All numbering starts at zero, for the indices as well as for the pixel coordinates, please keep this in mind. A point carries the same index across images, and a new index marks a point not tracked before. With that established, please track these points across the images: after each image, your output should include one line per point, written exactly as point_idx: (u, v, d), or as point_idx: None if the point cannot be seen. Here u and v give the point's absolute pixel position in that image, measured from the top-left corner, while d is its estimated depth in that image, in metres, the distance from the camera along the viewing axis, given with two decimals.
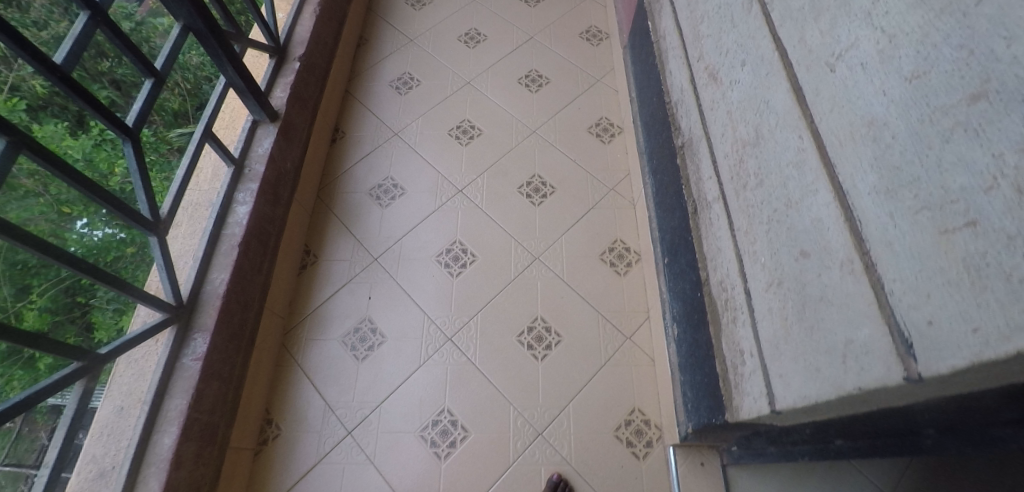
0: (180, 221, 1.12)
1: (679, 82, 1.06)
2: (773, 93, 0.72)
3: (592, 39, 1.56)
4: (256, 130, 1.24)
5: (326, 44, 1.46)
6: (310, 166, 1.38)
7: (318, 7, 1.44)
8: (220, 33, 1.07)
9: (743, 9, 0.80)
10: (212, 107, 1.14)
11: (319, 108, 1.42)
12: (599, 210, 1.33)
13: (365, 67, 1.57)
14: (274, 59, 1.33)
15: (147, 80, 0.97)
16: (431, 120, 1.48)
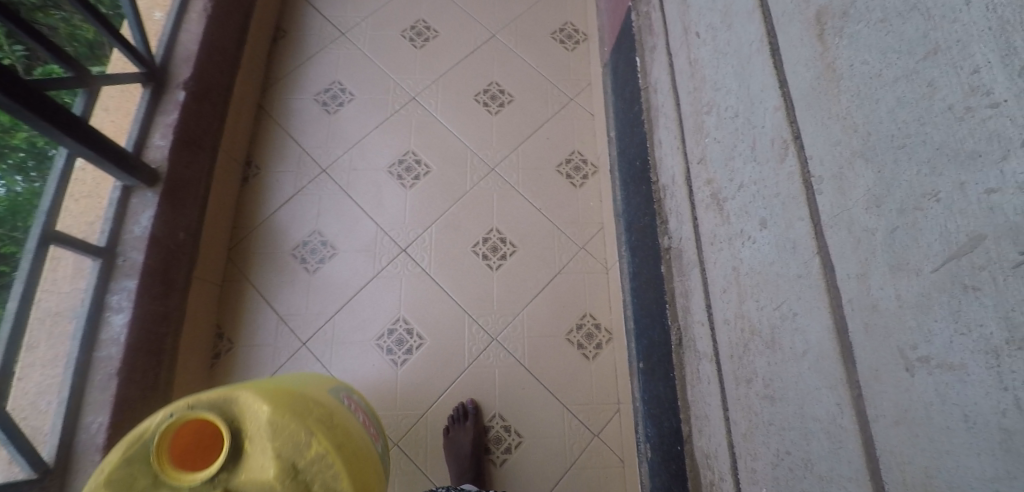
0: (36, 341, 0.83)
1: (671, 165, 0.82)
2: (804, 310, 0.51)
3: (567, 41, 1.31)
4: (129, 200, 0.96)
5: (223, 54, 1.14)
6: (212, 221, 1.11)
7: (209, 4, 1.10)
8: (42, 103, 0.75)
9: (767, 144, 0.56)
10: (52, 192, 0.84)
11: (221, 142, 1.13)
12: (566, 275, 1.13)
13: (281, 77, 1.27)
14: (148, 89, 1.00)
15: None
16: (365, 150, 1.21)
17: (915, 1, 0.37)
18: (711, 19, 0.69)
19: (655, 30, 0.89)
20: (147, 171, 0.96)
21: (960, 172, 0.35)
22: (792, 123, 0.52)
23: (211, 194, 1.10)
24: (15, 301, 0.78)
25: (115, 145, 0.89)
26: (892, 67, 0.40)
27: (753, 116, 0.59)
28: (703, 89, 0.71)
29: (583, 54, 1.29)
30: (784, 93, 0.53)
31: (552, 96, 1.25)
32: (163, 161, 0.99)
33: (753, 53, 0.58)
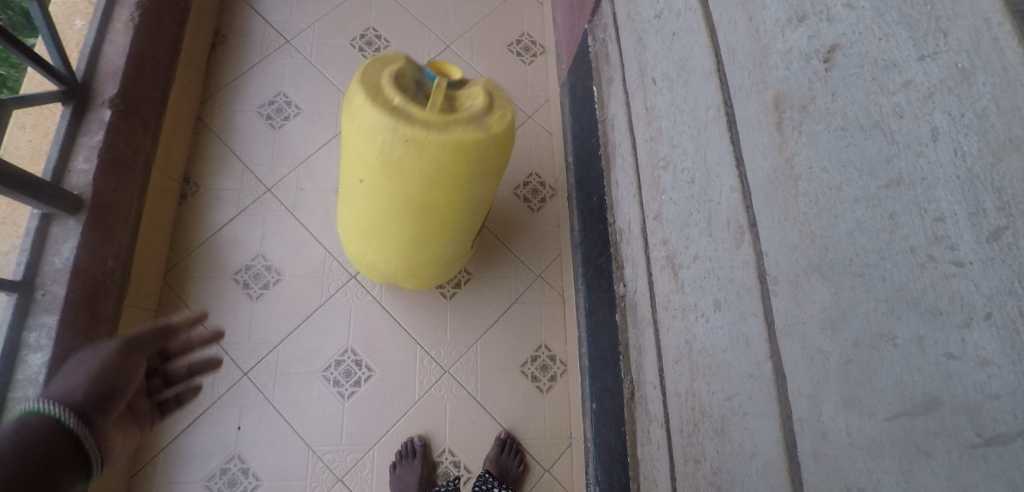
0: None
1: (627, 210, 0.78)
2: (755, 412, 0.48)
3: (524, 53, 1.28)
4: (50, 228, 0.87)
5: (154, 65, 1.04)
6: (145, 244, 1.02)
7: (137, 9, 1.00)
8: None
9: (722, 223, 0.52)
10: None
11: (154, 158, 1.04)
12: (524, 305, 1.09)
13: (221, 87, 1.20)
14: (69, 106, 0.91)
15: None
16: (312, 168, 1.15)
17: (878, 118, 0.33)
18: (667, 69, 0.64)
19: (613, 62, 0.85)
20: (69, 197, 0.87)
21: (921, 324, 0.31)
22: (749, 208, 0.48)
23: (143, 217, 1.02)
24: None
25: (31, 175, 0.80)
26: (852, 184, 0.35)
27: (708, 187, 0.55)
28: (659, 141, 0.66)
29: (541, 68, 1.27)
30: (741, 175, 0.48)
31: None
32: (87, 187, 0.89)
33: (710, 118, 0.54)
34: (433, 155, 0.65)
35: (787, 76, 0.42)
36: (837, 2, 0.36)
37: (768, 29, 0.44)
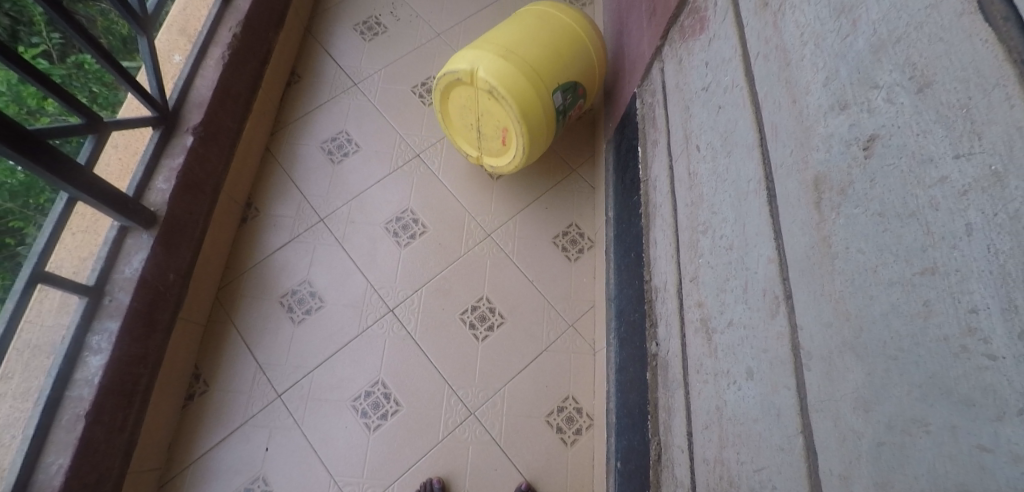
0: (11, 373, 0.81)
1: (663, 268, 0.80)
2: (784, 488, 0.47)
3: None
4: (124, 239, 0.94)
5: (235, 99, 1.14)
6: (205, 262, 1.09)
7: (227, 49, 1.11)
8: (51, 152, 0.76)
9: (758, 292, 0.53)
10: (50, 230, 0.84)
11: (224, 183, 1.13)
12: (554, 353, 1.10)
13: (291, 120, 1.30)
14: (158, 130, 1.00)
15: None
16: (364, 203, 1.22)
17: (915, 208, 0.34)
18: (711, 138, 0.67)
19: (659, 127, 0.88)
20: (145, 213, 0.95)
21: (955, 414, 0.31)
22: (785, 280, 0.49)
23: (206, 236, 1.09)
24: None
25: (119, 190, 0.88)
26: (888, 267, 0.37)
27: (746, 256, 0.56)
28: (700, 206, 0.68)
29: (587, 123, 1.34)
30: (779, 247, 0.50)
31: (553, 164, 1.28)
32: (163, 205, 0.97)
33: (751, 189, 0.56)
34: (559, 28, 1.08)
35: (827, 158, 0.43)
36: (878, 95, 0.38)
37: (810, 114, 0.46)
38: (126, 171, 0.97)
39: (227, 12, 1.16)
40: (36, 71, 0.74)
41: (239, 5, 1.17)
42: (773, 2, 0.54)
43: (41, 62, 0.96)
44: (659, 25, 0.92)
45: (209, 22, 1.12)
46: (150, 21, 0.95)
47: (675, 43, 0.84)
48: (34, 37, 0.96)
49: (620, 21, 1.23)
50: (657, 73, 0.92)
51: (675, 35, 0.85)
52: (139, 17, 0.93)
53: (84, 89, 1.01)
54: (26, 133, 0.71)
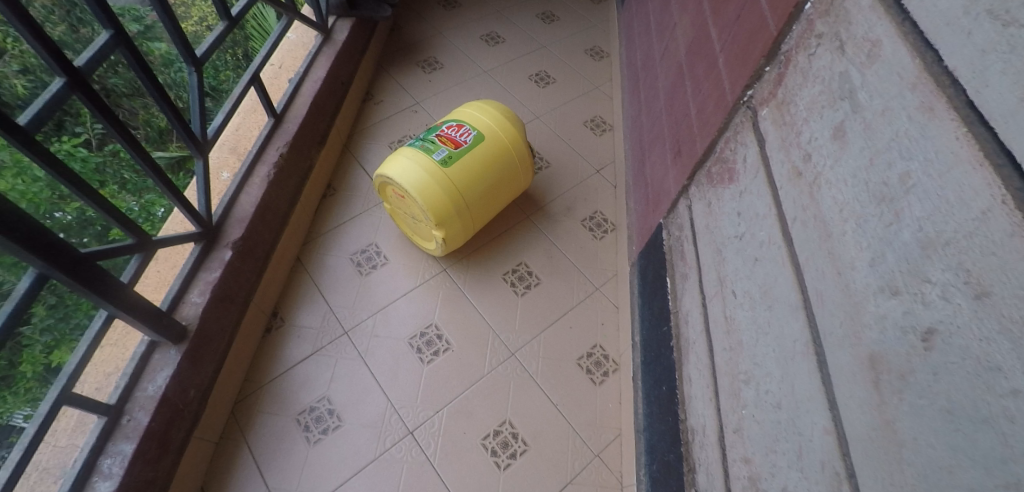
0: None
1: (700, 410, 0.78)
2: None
3: (596, 229, 1.38)
4: (152, 355, 0.94)
5: (275, 213, 1.18)
6: (226, 375, 1.08)
7: (273, 169, 1.17)
8: (99, 276, 0.77)
9: (815, 463, 0.51)
10: (83, 348, 0.83)
11: (255, 295, 1.13)
12: (579, 486, 1.05)
13: (322, 231, 1.32)
14: (199, 244, 1.03)
15: None
16: (390, 318, 1.21)
17: (986, 414, 0.35)
18: (749, 288, 0.68)
19: (688, 262, 0.91)
20: (176, 328, 0.95)
21: None
22: (846, 456, 0.47)
23: (230, 349, 1.07)
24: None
25: (153, 304, 0.89)
26: (964, 469, 0.36)
27: (797, 420, 0.55)
28: (740, 355, 0.68)
29: (611, 243, 1.35)
30: (836, 419, 0.49)
31: (578, 283, 1.29)
32: (195, 319, 0.98)
33: (799, 352, 0.56)
34: None
35: (882, 339, 0.44)
36: (931, 289, 0.40)
37: (858, 290, 0.48)
38: (164, 284, 0.97)
39: (276, 133, 1.23)
40: (100, 198, 0.77)
41: (288, 127, 1.25)
42: (809, 174, 0.58)
43: (78, 151, 0.75)
44: (684, 166, 0.98)
45: (258, 142, 1.18)
46: (208, 144, 1.01)
47: (703, 186, 0.89)
48: (76, 125, 0.75)
49: (640, 152, 1.30)
50: (683, 209, 0.96)
51: (702, 179, 0.90)
52: (199, 141, 0.98)
53: (116, 176, 0.84)
54: (77, 255, 0.72)
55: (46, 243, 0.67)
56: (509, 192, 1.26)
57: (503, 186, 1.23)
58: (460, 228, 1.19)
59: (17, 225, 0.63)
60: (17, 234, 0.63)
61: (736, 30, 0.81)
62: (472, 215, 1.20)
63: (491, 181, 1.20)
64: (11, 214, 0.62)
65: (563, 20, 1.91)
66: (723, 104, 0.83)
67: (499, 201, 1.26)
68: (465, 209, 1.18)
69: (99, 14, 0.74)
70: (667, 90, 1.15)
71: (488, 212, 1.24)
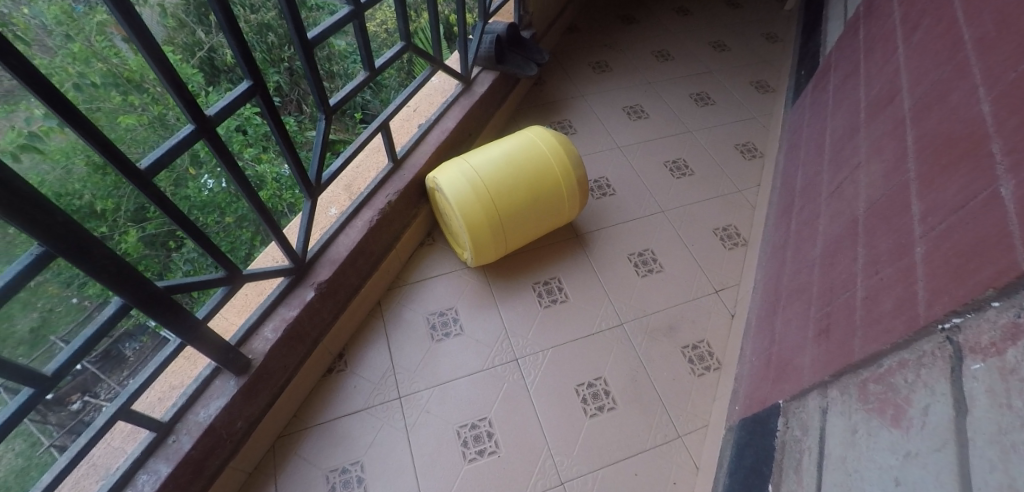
0: None
1: None
2: None
3: (696, 364, 1.17)
4: (213, 380, 0.92)
5: (367, 258, 1.16)
6: (277, 409, 1.04)
7: (376, 214, 1.16)
8: (178, 310, 0.75)
9: None
10: (152, 368, 0.82)
11: (326, 335, 1.10)
12: None
13: (409, 281, 1.27)
14: (288, 279, 1.01)
15: (26, 388, 0.64)
16: (447, 395, 1.11)
17: None
18: None
19: (804, 487, 0.71)
20: (241, 361, 0.93)
21: None
22: None
23: (286, 386, 1.04)
24: (65, 457, 0.75)
25: (226, 342, 0.88)
26: None
27: None
28: None
29: (710, 385, 1.14)
30: None
31: (656, 422, 1.09)
32: (261, 355, 0.96)
33: None
34: None
35: None
36: None
37: None
38: (245, 310, 0.98)
39: (390, 178, 1.22)
40: (199, 235, 0.77)
41: (403, 174, 1.23)
42: None
43: (256, 118, 0.86)
44: (828, 354, 0.77)
45: (372, 185, 1.18)
46: (319, 189, 1.03)
47: (849, 401, 0.68)
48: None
49: (774, 293, 1.09)
50: (814, 409, 0.75)
51: (850, 389, 0.69)
52: (310, 185, 1.01)
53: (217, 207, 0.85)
54: (157, 292, 0.71)
55: (129, 281, 0.66)
56: (517, 147, 1.16)
57: (504, 143, 1.17)
58: (456, 172, 1.12)
59: (107, 265, 0.63)
60: (102, 274, 0.63)
61: (948, 225, 0.61)
62: (466, 162, 1.13)
63: (490, 144, 1.18)
64: (104, 257, 0.62)
65: (719, 105, 1.72)
66: (906, 311, 0.63)
67: (508, 155, 1.14)
68: (457, 159, 1.15)
69: (243, 66, 0.76)
70: (827, 238, 0.94)
71: (494, 166, 1.13)
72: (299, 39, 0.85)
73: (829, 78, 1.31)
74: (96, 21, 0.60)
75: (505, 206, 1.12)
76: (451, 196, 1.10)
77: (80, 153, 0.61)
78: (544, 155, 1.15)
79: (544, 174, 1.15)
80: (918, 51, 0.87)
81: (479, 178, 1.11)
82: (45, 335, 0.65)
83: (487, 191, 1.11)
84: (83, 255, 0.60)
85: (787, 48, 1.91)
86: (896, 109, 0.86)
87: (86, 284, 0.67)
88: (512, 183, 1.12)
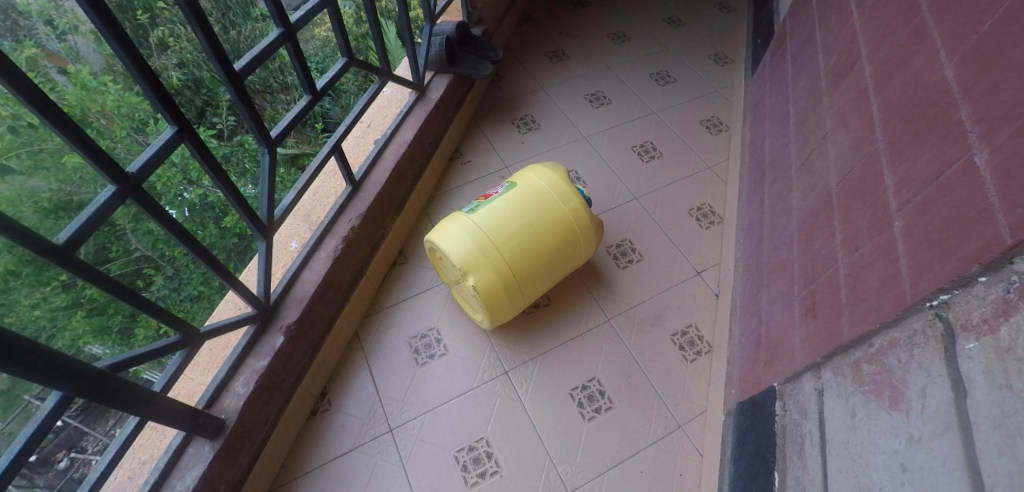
0: None
1: None
2: None
3: (687, 350, 1.16)
4: (185, 448, 0.88)
5: (337, 289, 1.13)
6: (263, 462, 1.00)
7: (341, 244, 1.12)
8: (129, 390, 0.73)
9: None
10: (110, 458, 0.80)
11: (304, 377, 1.07)
12: None
13: (386, 305, 1.24)
14: (253, 328, 0.99)
15: None
16: (439, 420, 1.09)
17: None
18: None
19: (810, 474, 0.69)
20: (214, 423, 0.89)
21: None
22: None
23: (270, 436, 1.00)
24: None
25: (191, 405, 0.85)
26: None
27: None
28: None
29: (703, 370, 1.13)
30: None
31: (654, 415, 1.08)
32: (234, 412, 0.92)
33: None
34: None
35: None
36: None
37: None
38: (213, 367, 0.95)
39: (351, 201, 1.18)
40: (140, 299, 0.73)
41: (364, 196, 1.19)
42: None
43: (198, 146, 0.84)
44: (816, 335, 0.76)
45: (331, 212, 1.14)
46: (273, 227, 0.98)
47: (845, 381, 0.67)
48: (214, 115, 0.95)
49: (756, 271, 1.08)
50: (809, 391, 0.74)
51: (844, 370, 0.68)
52: (263, 225, 0.96)
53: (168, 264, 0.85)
54: (100, 374, 0.68)
55: (63, 373, 0.63)
56: (554, 237, 1.11)
57: (540, 228, 1.10)
58: (495, 279, 1.07)
59: (35, 360, 0.59)
60: (31, 370, 0.59)
61: (925, 197, 0.60)
62: (504, 260, 1.08)
63: (526, 233, 1.09)
64: (28, 352, 0.58)
65: (680, 83, 1.70)
66: (891, 289, 0.62)
67: (545, 250, 1.11)
68: (490, 250, 1.07)
69: (165, 113, 0.70)
70: (801, 213, 0.93)
71: (531, 264, 1.10)
72: (226, 73, 0.79)
73: (787, 46, 1.30)
74: (25, 55, 0.60)
75: (531, 295, 1.15)
76: (487, 299, 1.08)
77: (27, 200, 0.62)
78: (577, 244, 1.14)
79: (570, 260, 1.16)
80: (875, 16, 0.86)
81: (516, 281, 1.10)
82: (20, 394, 0.65)
83: (522, 290, 1.12)
84: (3, 355, 0.56)
85: (741, 17, 1.91)
86: (857, 77, 0.86)
87: (54, 337, 0.69)
88: (542, 279, 1.14)
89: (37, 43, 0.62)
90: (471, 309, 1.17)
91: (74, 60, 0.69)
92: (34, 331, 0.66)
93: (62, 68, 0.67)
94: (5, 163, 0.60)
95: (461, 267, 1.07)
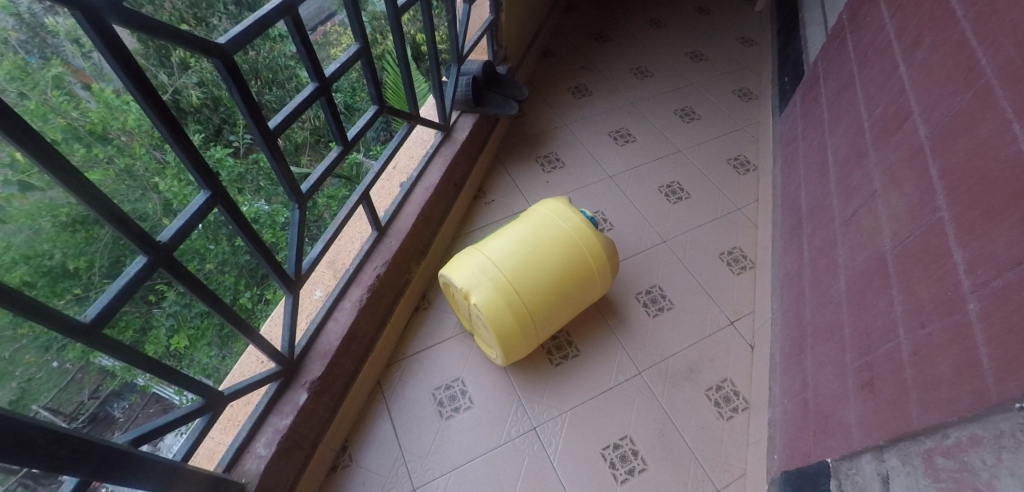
0: None
1: None
2: None
3: (723, 406, 1.11)
4: None
5: (361, 340, 1.09)
6: None
7: (366, 293, 1.09)
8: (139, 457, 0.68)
9: None
10: None
11: (326, 433, 1.03)
12: None
13: (408, 353, 1.20)
14: (277, 383, 0.96)
15: None
16: (465, 480, 1.04)
17: None
18: None
19: None
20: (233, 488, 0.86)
21: None
22: None
23: None
24: None
25: (212, 472, 0.82)
26: None
27: None
28: None
29: (741, 428, 1.09)
30: None
31: (692, 478, 1.03)
32: (254, 476, 0.88)
33: None
34: None
35: None
36: None
37: None
38: (233, 425, 0.92)
39: (377, 247, 1.15)
40: (166, 368, 0.70)
41: (389, 242, 1.16)
42: None
43: (227, 159, 0.83)
44: (878, 415, 0.71)
45: (357, 259, 1.12)
46: (300, 280, 0.96)
47: (913, 474, 0.62)
48: (231, 134, 0.84)
49: (797, 329, 1.04)
50: (867, 478, 0.69)
51: (913, 460, 0.63)
52: (290, 280, 0.94)
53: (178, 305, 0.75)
54: (117, 450, 0.65)
55: (85, 454, 0.60)
56: (564, 264, 1.07)
57: (552, 259, 1.07)
58: (499, 300, 1.03)
59: (57, 449, 0.57)
60: (52, 460, 0.57)
61: (1006, 281, 0.56)
62: (514, 291, 1.04)
63: (529, 253, 1.06)
64: (50, 443, 0.56)
65: (705, 119, 1.67)
66: (971, 381, 0.57)
67: (549, 270, 1.06)
68: (499, 279, 1.04)
69: (199, 179, 0.68)
70: (851, 274, 0.89)
71: (544, 298, 1.06)
72: (261, 131, 0.78)
73: (820, 89, 1.27)
74: (51, 73, 0.55)
75: (545, 326, 1.09)
76: (499, 334, 1.04)
77: (47, 213, 0.54)
78: (592, 278, 1.11)
79: (584, 287, 1.10)
80: (926, 71, 0.83)
81: (529, 315, 1.05)
82: (27, 405, 0.56)
83: (531, 318, 1.06)
84: (27, 450, 0.54)
85: (764, 52, 1.89)
86: (908, 135, 0.82)
87: (65, 348, 0.60)
88: (557, 314, 1.10)
89: (63, 61, 0.56)
90: (486, 347, 1.14)
91: (100, 78, 0.59)
92: (45, 341, 0.57)
93: (88, 84, 0.58)
94: (25, 180, 0.52)
95: (467, 293, 1.04)
